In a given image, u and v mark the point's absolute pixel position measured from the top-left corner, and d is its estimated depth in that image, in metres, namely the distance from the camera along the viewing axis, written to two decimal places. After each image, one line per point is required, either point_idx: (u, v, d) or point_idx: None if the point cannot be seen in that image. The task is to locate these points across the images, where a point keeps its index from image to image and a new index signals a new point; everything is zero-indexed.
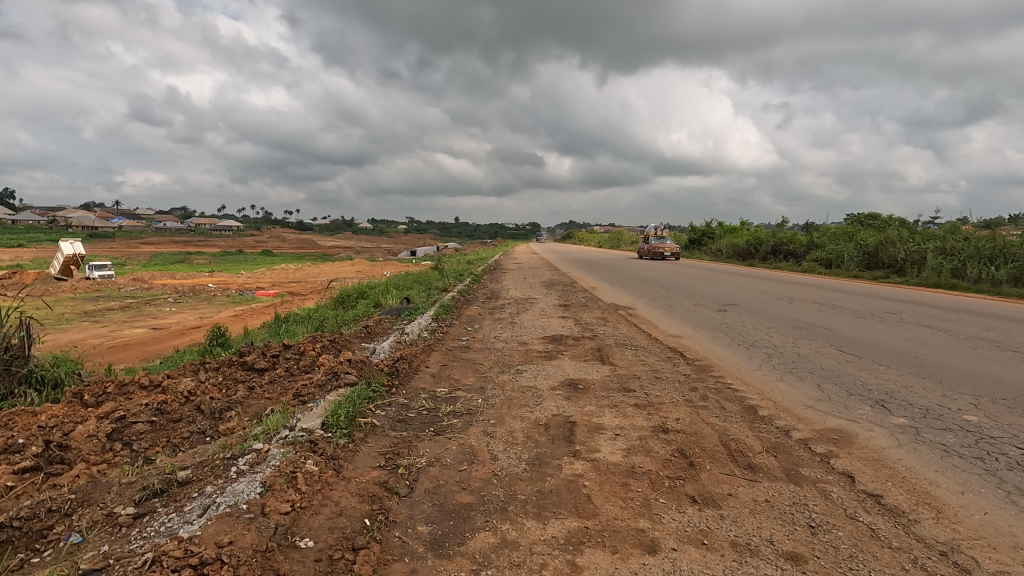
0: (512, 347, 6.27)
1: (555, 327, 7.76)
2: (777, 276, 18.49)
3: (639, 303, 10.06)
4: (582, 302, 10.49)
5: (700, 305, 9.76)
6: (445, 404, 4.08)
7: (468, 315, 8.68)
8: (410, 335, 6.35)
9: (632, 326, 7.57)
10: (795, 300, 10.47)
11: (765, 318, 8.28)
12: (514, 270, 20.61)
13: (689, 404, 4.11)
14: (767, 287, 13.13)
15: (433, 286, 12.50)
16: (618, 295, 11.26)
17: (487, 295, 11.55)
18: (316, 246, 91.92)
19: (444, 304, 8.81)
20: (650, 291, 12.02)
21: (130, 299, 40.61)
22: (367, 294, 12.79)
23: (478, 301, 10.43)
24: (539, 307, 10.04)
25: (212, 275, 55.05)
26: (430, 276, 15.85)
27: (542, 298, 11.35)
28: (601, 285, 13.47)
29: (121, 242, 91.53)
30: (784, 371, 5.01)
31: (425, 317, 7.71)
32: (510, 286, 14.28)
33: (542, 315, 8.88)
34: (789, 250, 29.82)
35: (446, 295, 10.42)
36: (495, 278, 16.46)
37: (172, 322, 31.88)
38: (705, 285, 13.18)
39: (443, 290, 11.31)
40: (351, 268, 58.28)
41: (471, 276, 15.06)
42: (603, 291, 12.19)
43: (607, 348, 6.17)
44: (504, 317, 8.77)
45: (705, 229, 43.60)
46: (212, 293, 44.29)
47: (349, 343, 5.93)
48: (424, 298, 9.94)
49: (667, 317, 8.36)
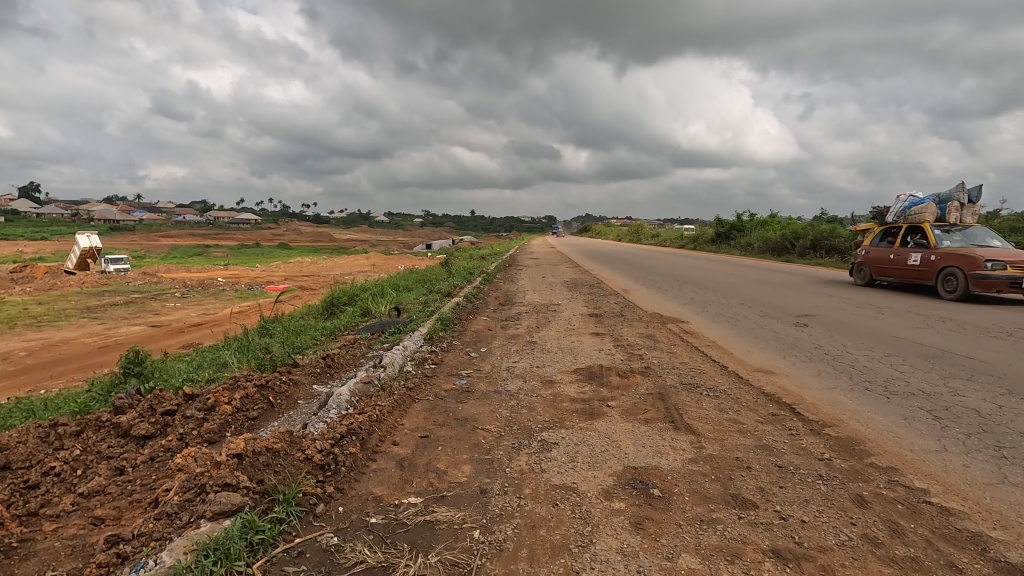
0: (532, 392, 4.29)
1: (589, 352, 5.75)
2: (827, 273, 16.30)
3: (688, 314, 8.02)
4: (616, 312, 8.41)
5: (769, 317, 7.69)
6: (409, 548, 2.13)
7: (474, 330, 6.70)
8: (384, 373, 4.36)
9: (695, 353, 5.54)
10: (885, 310, 8.34)
11: (867, 339, 6.22)
12: (530, 267, 18.58)
13: (878, 555, 2.12)
14: (834, 290, 10.98)
15: (434, 289, 10.43)
16: (660, 303, 9.17)
17: (498, 302, 9.50)
18: (331, 239, 91.01)
19: (442, 317, 6.80)
20: (696, 297, 9.90)
21: (137, 294, 39.52)
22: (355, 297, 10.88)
23: (487, 310, 8.40)
24: (563, 318, 8.00)
25: (222, 268, 53.89)
26: (436, 275, 13.92)
27: (566, 305, 9.27)
28: (635, 288, 11.40)
29: (137, 236, 91.35)
30: (992, 453, 2.98)
31: (414, 337, 5.71)
32: (527, 287, 12.28)
33: (570, 332, 6.86)
34: (832, 245, 27.36)
35: (447, 302, 8.40)
36: (510, 277, 14.49)
37: (174, 319, 30.48)
38: (758, 289, 11.07)
39: (444, 295, 9.23)
40: (364, 261, 56.96)
41: (482, 276, 13.10)
42: (639, 297, 10.08)
43: (674, 396, 4.16)
44: (520, 333, 6.76)
45: (733, 221, 41.21)
46: (220, 288, 42.94)
47: (290, 391, 3.97)
48: (416, 308, 7.90)
49: (737, 337, 6.31)
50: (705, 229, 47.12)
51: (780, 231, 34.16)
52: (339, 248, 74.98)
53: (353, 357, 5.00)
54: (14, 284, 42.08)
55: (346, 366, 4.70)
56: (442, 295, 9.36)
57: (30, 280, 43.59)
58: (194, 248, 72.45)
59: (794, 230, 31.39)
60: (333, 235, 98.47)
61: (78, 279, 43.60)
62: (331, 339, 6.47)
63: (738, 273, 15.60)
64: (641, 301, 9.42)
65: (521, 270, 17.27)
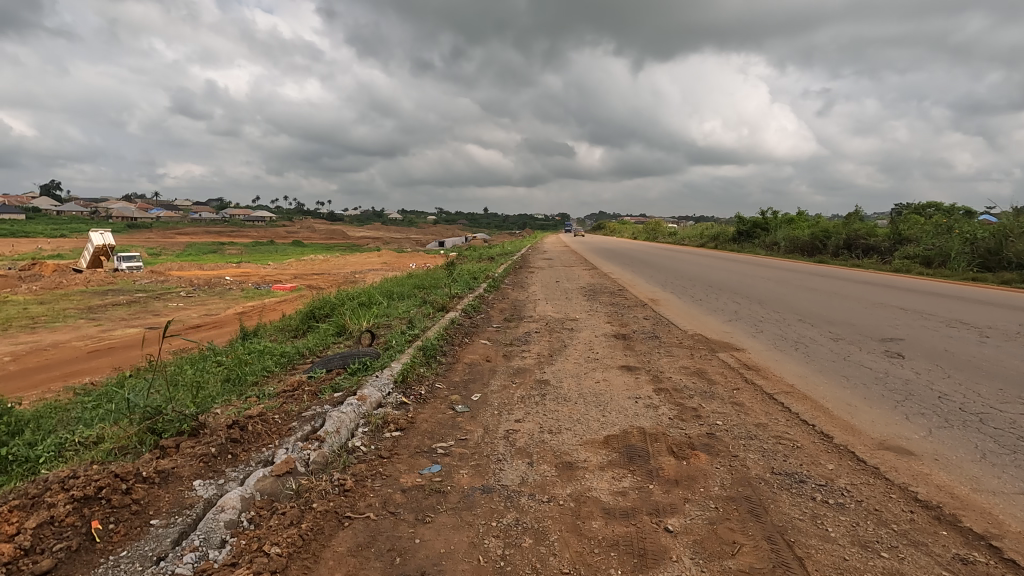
0: (542, 491, 2.72)
1: (622, 402, 4.14)
2: (874, 279, 14.56)
3: (740, 337, 6.42)
4: (649, 333, 6.78)
5: (846, 342, 6.05)
6: None
7: (468, 363, 5.13)
8: (311, 464, 2.81)
9: (775, 409, 3.91)
10: (986, 331, 6.67)
11: (1000, 380, 4.56)
12: (543, 270, 16.90)
13: None
14: (902, 301, 9.28)
15: (427, 301, 8.83)
16: (701, 321, 7.57)
17: (502, 316, 7.93)
18: (343, 237, 90.07)
19: (425, 346, 5.21)
20: (741, 311, 8.30)
21: (141, 293, 38.60)
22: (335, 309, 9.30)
23: (487, 329, 6.81)
24: (583, 340, 6.40)
25: (230, 266, 53.01)
26: (436, 280, 12.41)
27: (584, 321, 7.66)
28: (666, 299, 9.77)
29: (150, 233, 91.28)
30: None
31: (380, 382, 4.13)
32: (539, 296, 10.69)
33: (593, 364, 5.25)
34: (869, 245, 25.39)
35: (438, 320, 6.80)
36: (519, 282, 12.94)
37: (173, 320, 29.26)
38: (811, 300, 9.44)
39: (436, 310, 7.61)
40: (374, 259, 55.77)
41: (487, 282, 11.54)
42: (674, 311, 8.49)
43: (774, 508, 2.55)
44: (528, 366, 5.18)
45: (757, 219, 39.25)
46: (226, 287, 41.90)
47: (144, 500, 2.42)
48: (398, 330, 6.30)
49: (820, 376, 4.69)
50: (726, 227, 45.13)
51: (809, 229, 32.15)
52: (350, 246, 73.98)
53: (281, 419, 3.42)
54: (19, 282, 41.33)
55: (264, 439, 3.12)
56: (433, 309, 7.73)
57: (37, 278, 42.83)
58: (206, 246, 71.82)
59: (825, 229, 29.44)
60: (344, 232, 97.67)
61: (83, 278, 42.69)
62: (277, 378, 4.90)
63: (777, 278, 13.92)
64: (676, 318, 7.82)
65: (532, 274, 15.66)
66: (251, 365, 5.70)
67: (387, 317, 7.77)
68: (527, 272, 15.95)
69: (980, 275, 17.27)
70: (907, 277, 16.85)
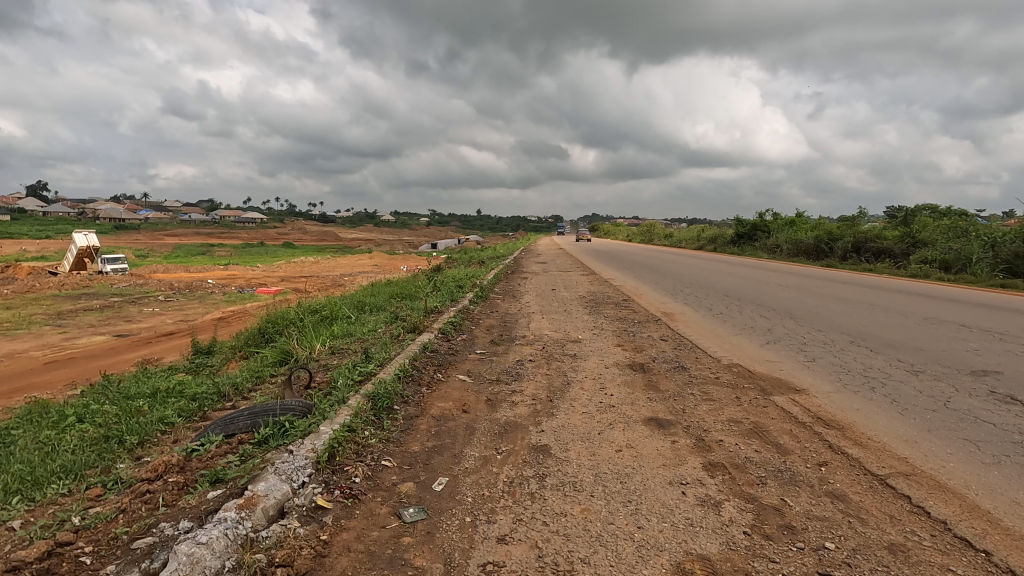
0: None
1: (662, 495, 2.72)
2: (900, 285, 13.29)
3: (790, 368, 5.08)
4: (673, 363, 5.36)
5: (932, 378, 4.70)
6: None
7: (435, 418, 3.70)
8: None
9: (906, 516, 2.49)
10: None
11: None
12: (537, 276, 15.48)
13: None
14: (957, 316, 8.00)
15: (400, 317, 7.38)
16: (732, 343, 6.22)
17: (489, 337, 6.50)
18: (334, 238, 88.34)
19: (377, 391, 3.74)
20: (776, 330, 6.96)
21: (116, 298, 36.77)
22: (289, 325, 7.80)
23: (468, 358, 5.38)
24: (590, 374, 4.96)
25: (214, 269, 51.26)
26: (416, 289, 10.98)
27: (590, 344, 6.24)
28: (683, 313, 8.38)
29: (135, 234, 89.04)
30: None
31: (289, 467, 2.68)
32: (533, 307, 9.28)
33: (609, 416, 3.83)
34: (878, 248, 24.23)
35: (406, 347, 5.37)
36: (510, 290, 11.53)
37: (145, 328, 27.52)
38: (851, 315, 8.13)
39: (406, 332, 6.16)
40: (363, 261, 54.15)
41: (474, 291, 10.12)
42: (696, 328, 7.15)
43: None
44: (519, 421, 3.75)
45: (758, 221, 38.09)
46: (207, 291, 40.18)
47: None
48: (351, 362, 4.86)
49: (937, 439, 3.31)
50: (725, 229, 43.99)
51: (812, 231, 31.00)
52: (341, 247, 72.39)
53: (87, 561, 1.99)
54: None
55: None
56: (402, 330, 6.27)
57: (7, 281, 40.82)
58: (193, 247, 69.88)
59: (830, 232, 28.31)
60: (334, 233, 95.81)
61: (57, 281, 40.59)
62: (161, 448, 3.45)
63: (796, 285, 12.64)
64: (701, 339, 6.44)
65: (525, 280, 14.22)
66: (143, 416, 4.21)
67: (345, 340, 6.31)
68: (520, 278, 14.50)
69: (1009, 282, 16.05)
70: (930, 283, 15.63)
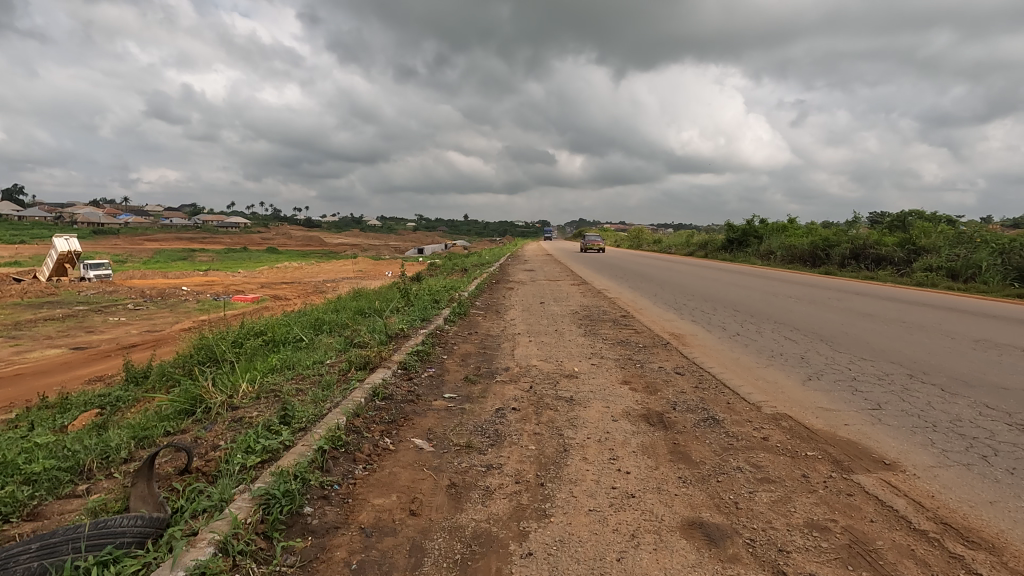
0: None
1: None
2: (918, 296, 12.25)
3: (856, 420, 3.86)
4: (700, 412, 4.10)
5: None
6: None
7: (362, 532, 2.38)
8: None
9: None
10: None
11: None
12: (524, 286, 14.24)
13: None
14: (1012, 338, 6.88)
15: (355, 344, 6.03)
16: (765, 378, 4.99)
17: (464, 373, 5.19)
18: (318, 243, 86.46)
19: (271, 490, 2.43)
20: (811, 359, 5.78)
21: (81, 306, 34.81)
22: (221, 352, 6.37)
23: (431, 408, 4.07)
24: (594, 433, 3.68)
25: (190, 274, 49.25)
26: (386, 302, 9.67)
27: (590, 383, 4.95)
28: (693, 335, 7.16)
29: (111, 239, 86.24)
30: None
31: None
32: (518, 327, 8.02)
33: (629, 520, 2.55)
34: (878, 255, 23.35)
35: (346, 395, 4.04)
36: (494, 304, 10.27)
37: (107, 339, 25.74)
38: (889, 337, 6.99)
39: (354, 369, 4.82)
40: (346, 267, 52.56)
41: (451, 306, 8.83)
42: (715, 356, 5.93)
43: None
44: (494, 531, 2.46)
45: (749, 226, 37.25)
46: (180, 298, 38.34)
47: None
48: (262, 421, 3.51)
49: None
50: (715, 235, 43.11)
51: (807, 237, 30.11)
52: (326, 253, 70.61)
53: None
54: None
55: None
56: (349, 366, 4.93)
57: None
58: (171, 252, 67.69)
59: (825, 237, 27.45)
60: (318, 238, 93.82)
61: (20, 288, 38.43)
62: None
63: (808, 297, 11.53)
64: (727, 373, 5.20)
65: (511, 291, 12.97)
66: None
67: (275, 381, 4.94)
68: (504, 289, 13.27)
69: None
70: (943, 293, 14.64)
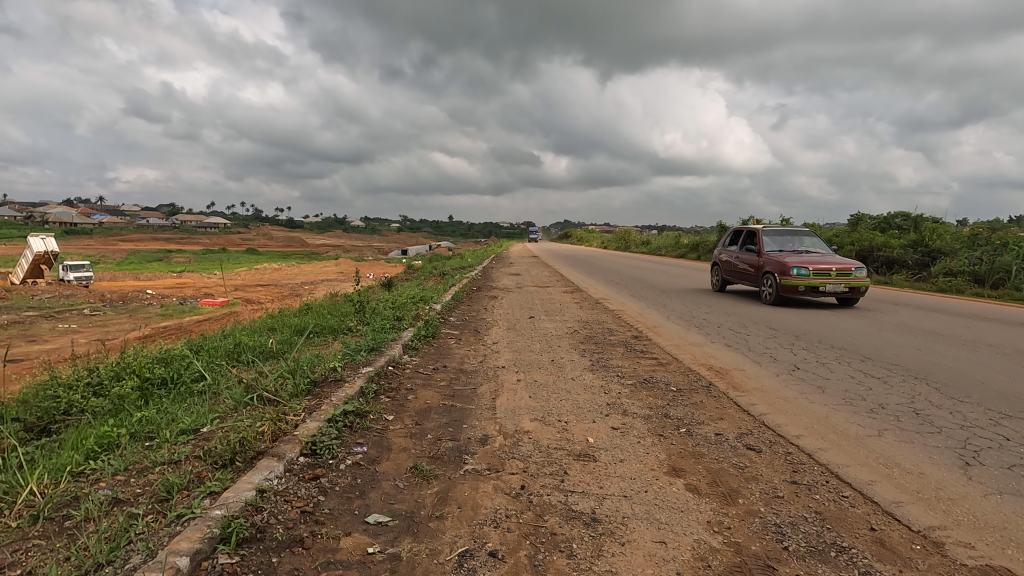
0: None
1: None
2: (966, 306, 10.62)
3: None
4: (839, 564, 2.20)
5: None
6: None
7: None
8: None
9: None
10: None
11: None
12: (510, 294, 12.35)
13: None
14: None
15: (258, 397, 4.02)
16: (897, 462, 3.11)
17: (413, 455, 3.22)
18: (299, 244, 83.70)
19: None
20: (933, 417, 3.92)
21: (32, 310, 32.09)
22: (62, 407, 4.31)
23: (331, 567, 2.11)
24: None
25: (155, 276, 46.38)
26: (336, 320, 7.68)
27: (618, 477, 3.02)
28: (739, 369, 5.30)
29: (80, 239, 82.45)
30: None
31: None
32: (503, 354, 6.12)
33: None
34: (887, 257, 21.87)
35: (160, 548, 2.08)
36: (473, 321, 8.35)
37: (52, 349, 23.29)
38: (1000, 373, 5.19)
39: (219, 458, 2.83)
40: (324, 269, 50.12)
41: (417, 326, 6.89)
42: (792, 409, 4.03)
43: None
44: None
45: (745, 227, 35.74)
46: (143, 302, 35.76)
47: None
48: None
49: None
50: (707, 236, 41.62)
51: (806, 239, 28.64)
52: (305, 254, 68.09)
53: None
54: None
55: None
56: (214, 451, 2.95)
57: None
58: (142, 253, 64.51)
59: (826, 239, 25.97)
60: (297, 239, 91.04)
61: None
62: None
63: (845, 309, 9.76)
64: (828, 449, 3.31)
65: (494, 301, 11.07)
66: None
67: (90, 482, 2.93)
68: (487, 298, 11.40)
69: None
70: (978, 301, 13.09)
